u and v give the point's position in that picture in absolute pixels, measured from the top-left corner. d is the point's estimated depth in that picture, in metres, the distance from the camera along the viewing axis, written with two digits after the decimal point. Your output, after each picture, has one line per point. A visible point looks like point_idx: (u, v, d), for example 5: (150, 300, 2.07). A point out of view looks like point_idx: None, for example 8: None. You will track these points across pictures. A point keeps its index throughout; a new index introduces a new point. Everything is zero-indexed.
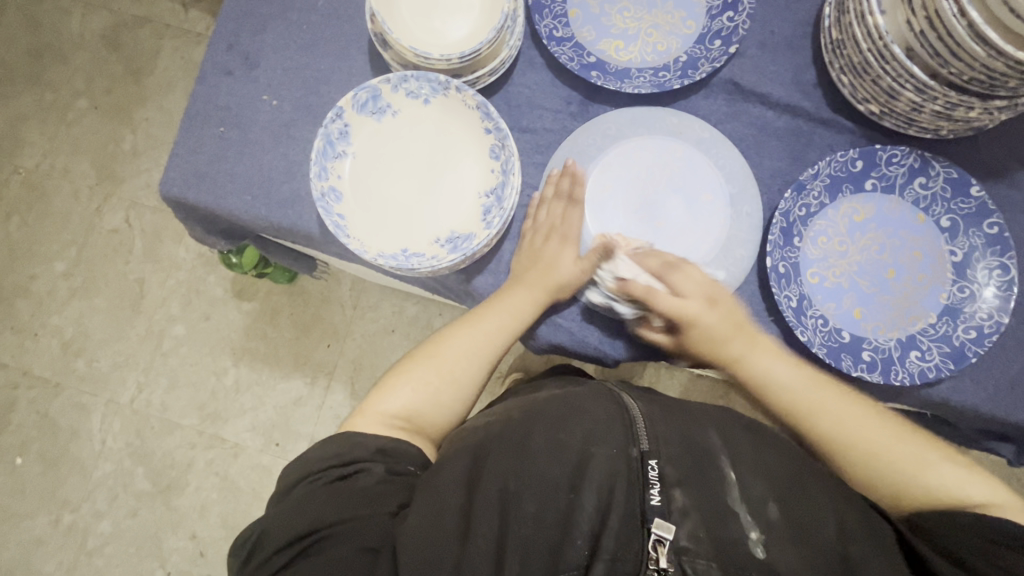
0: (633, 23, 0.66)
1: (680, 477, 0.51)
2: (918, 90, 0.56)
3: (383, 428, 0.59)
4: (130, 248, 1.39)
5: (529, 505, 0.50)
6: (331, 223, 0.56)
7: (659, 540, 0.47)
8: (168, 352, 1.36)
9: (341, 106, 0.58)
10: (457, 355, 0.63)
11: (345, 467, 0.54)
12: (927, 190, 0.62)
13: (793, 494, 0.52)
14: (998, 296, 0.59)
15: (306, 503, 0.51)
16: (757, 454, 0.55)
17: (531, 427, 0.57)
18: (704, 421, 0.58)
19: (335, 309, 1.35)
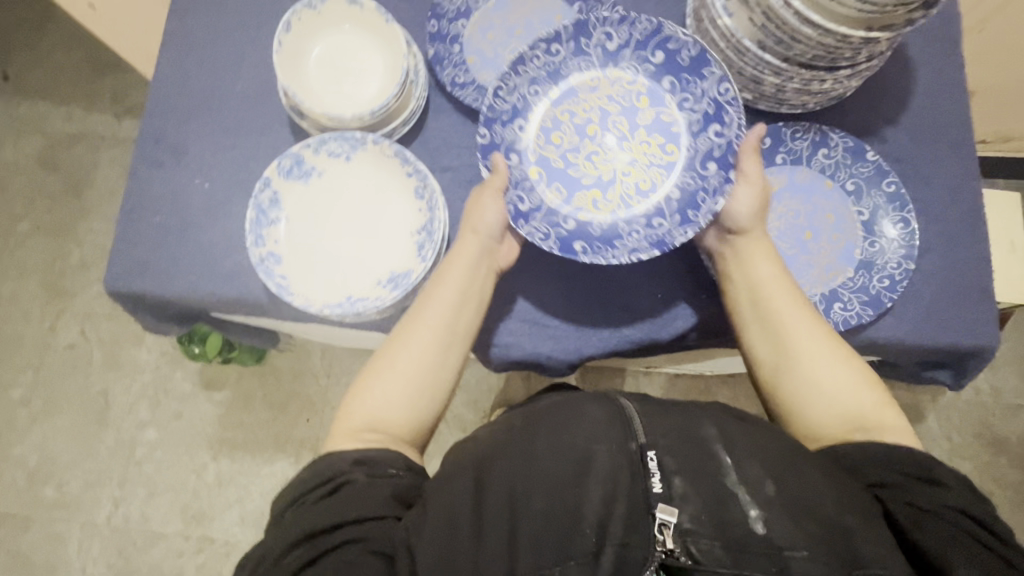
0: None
1: (680, 465, 0.48)
2: (776, 74, 0.62)
3: (360, 441, 0.56)
4: (89, 360, 1.50)
5: (537, 502, 0.48)
6: (274, 285, 0.58)
7: (663, 524, 0.45)
8: (142, 459, 1.47)
9: (267, 176, 0.61)
10: (419, 342, 0.59)
11: (327, 484, 0.52)
12: (831, 159, 0.67)
13: (794, 468, 0.49)
14: (902, 243, 0.65)
15: (302, 518, 0.51)
16: (752, 438, 0.51)
17: (529, 429, 0.53)
18: (702, 410, 0.54)
19: (310, 380, 1.49)
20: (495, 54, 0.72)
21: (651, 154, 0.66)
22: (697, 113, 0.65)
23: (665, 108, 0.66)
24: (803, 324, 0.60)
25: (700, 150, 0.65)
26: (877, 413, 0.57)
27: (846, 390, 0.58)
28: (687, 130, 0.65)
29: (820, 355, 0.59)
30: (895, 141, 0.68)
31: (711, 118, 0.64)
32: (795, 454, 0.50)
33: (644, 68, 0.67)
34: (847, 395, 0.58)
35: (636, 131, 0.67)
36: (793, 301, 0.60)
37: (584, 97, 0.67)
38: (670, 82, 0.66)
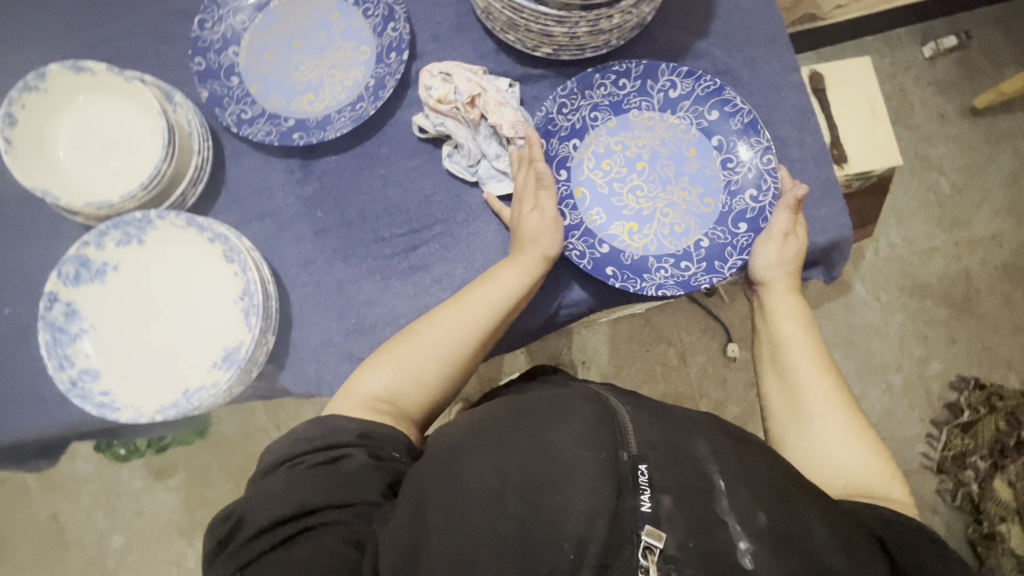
0: (314, 71, 0.65)
1: (670, 482, 0.47)
2: (561, 22, 0.58)
3: (362, 411, 0.55)
4: (27, 490, 1.43)
5: (512, 505, 0.47)
6: (93, 407, 0.53)
7: (648, 548, 0.44)
8: (115, 568, 1.41)
9: (51, 289, 0.55)
10: (444, 332, 0.59)
11: (328, 453, 0.51)
12: (676, 101, 0.65)
13: (787, 496, 0.47)
14: (760, 170, 0.62)
15: (297, 484, 0.48)
16: (742, 459, 0.50)
17: (508, 428, 0.52)
18: (697, 427, 0.53)
19: (260, 437, 1.44)
20: (279, 77, 0.65)
21: (687, 202, 0.64)
22: (740, 174, 0.63)
23: (711, 160, 0.64)
24: (820, 374, 0.61)
25: (734, 208, 0.63)
26: (882, 487, 0.55)
27: (854, 454, 0.57)
28: (726, 185, 0.63)
29: (827, 406, 0.59)
30: (709, 55, 0.66)
31: (745, 175, 0.63)
32: (791, 486, 0.49)
33: (697, 121, 0.64)
34: (851, 458, 0.57)
35: (680, 177, 0.64)
36: (814, 354, 0.62)
37: (639, 134, 0.65)
38: (719, 141, 0.64)
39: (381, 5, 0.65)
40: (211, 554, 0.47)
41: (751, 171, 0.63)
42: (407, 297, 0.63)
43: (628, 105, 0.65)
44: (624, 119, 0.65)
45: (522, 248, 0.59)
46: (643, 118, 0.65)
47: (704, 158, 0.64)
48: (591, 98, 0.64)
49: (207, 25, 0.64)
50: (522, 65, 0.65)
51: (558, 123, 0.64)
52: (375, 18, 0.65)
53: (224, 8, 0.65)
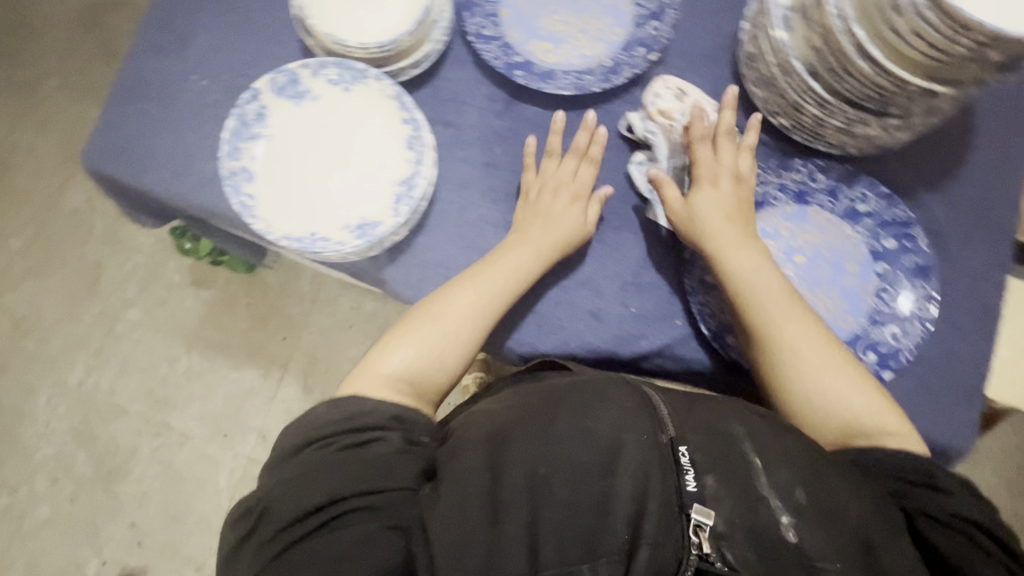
0: (565, 26, 0.66)
1: (710, 465, 0.48)
2: (819, 106, 0.56)
3: (382, 386, 0.57)
4: (90, 229, 1.53)
5: (562, 489, 0.46)
6: (237, 203, 0.56)
7: (699, 525, 0.45)
8: (120, 335, 1.50)
9: (257, 87, 0.58)
10: (461, 312, 0.59)
11: (358, 433, 0.51)
12: (860, 212, 0.61)
13: (818, 471, 0.49)
14: (915, 316, 0.60)
15: (330, 469, 0.48)
16: (777, 438, 0.51)
17: (551, 409, 0.52)
18: (731, 406, 0.54)
19: (294, 300, 1.50)
20: (530, 16, 0.66)
21: (829, 311, 0.61)
22: (894, 309, 0.60)
23: (868, 283, 0.61)
24: (784, 313, 0.57)
25: (871, 337, 0.60)
26: (867, 414, 0.55)
27: (829, 376, 0.56)
28: (874, 314, 0.60)
29: (802, 333, 0.56)
30: (927, 209, 0.62)
31: (897, 314, 0.60)
32: (828, 467, 0.49)
33: (872, 242, 0.61)
34: (825, 381, 0.56)
35: (832, 285, 0.61)
36: (774, 294, 0.57)
37: (810, 229, 0.62)
38: (885, 269, 0.61)
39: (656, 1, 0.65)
40: (240, 553, 0.47)
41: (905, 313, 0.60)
42: None
43: (812, 196, 0.62)
44: (802, 208, 0.62)
45: (541, 238, 0.61)
46: (821, 218, 0.62)
47: (864, 279, 0.61)
48: (783, 176, 0.62)
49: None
50: (750, 121, 0.63)
51: None
52: (644, 8, 0.65)
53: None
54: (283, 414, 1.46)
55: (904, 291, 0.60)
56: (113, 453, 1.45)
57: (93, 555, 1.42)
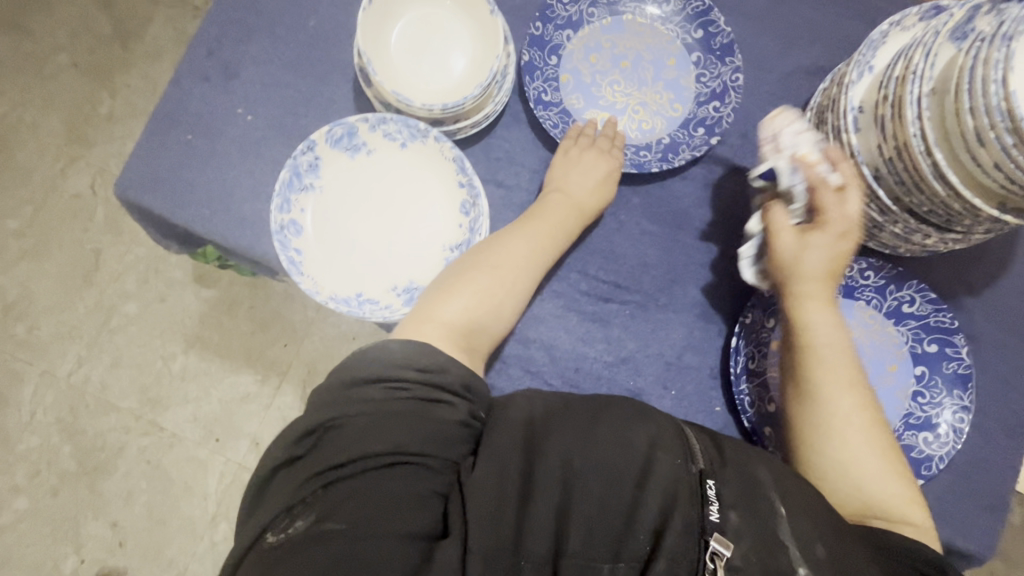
0: (624, 97, 0.65)
1: (737, 500, 0.45)
2: (880, 212, 0.55)
3: (450, 340, 0.51)
4: (91, 215, 1.35)
5: (594, 485, 0.46)
6: (285, 259, 0.54)
7: (715, 553, 0.42)
8: (115, 329, 1.31)
9: (313, 138, 0.56)
10: (518, 259, 0.56)
11: (427, 387, 0.47)
12: (905, 315, 0.62)
13: (840, 533, 0.45)
14: (951, 426, 0.59)
15: (392, 421, 0.45)
16: (802, 483, 0.48)
17: (593, 417, 0.50)
18: (760, 453, 0.51)
19: (298, 307, 1.30)
20: (591, 83, 0.66)
21: None
22: (929, 415, 0.60)
23: (905, 385, 0.61)
24: (845, 377, 0.54)
25: (902, 440, 0.60)
26: (889, 500, 0.52)
27: (871, 458, 0.53)
28: (909, 417, 0.60)
29: (853, 407, 0.54)
30: (969, 315, 0.63)
31: (934, 420, 0.60)
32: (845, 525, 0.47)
33: (913, 345, 0.61)
34: (860, 459, 0.52)
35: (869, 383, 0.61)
36: (842, 352, 0.55)
37: (854, 325, 0.62)
38: (922, 372, 0.61)
39: (720, 80, 0.64)
40: (281, 476, 0.45)
41: (942, 420, 0.60)
42: (572, 338, 0.62)
43: (860, 293, 0.62)
44: (848, 303, 0.62)
45: (582, 195, 0.61)
46: (866, 313, 0.62)
47: (902, 381, 0.61)
48: None
49: (564, 1, 0.64)
50: None
51: None
52: (707, 86, 0.64)
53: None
54: (278, 425, 1.27)
55: (942, 399, 0.60)
56: (99, 450, 1.26)
57: (70, 551, 1.22)
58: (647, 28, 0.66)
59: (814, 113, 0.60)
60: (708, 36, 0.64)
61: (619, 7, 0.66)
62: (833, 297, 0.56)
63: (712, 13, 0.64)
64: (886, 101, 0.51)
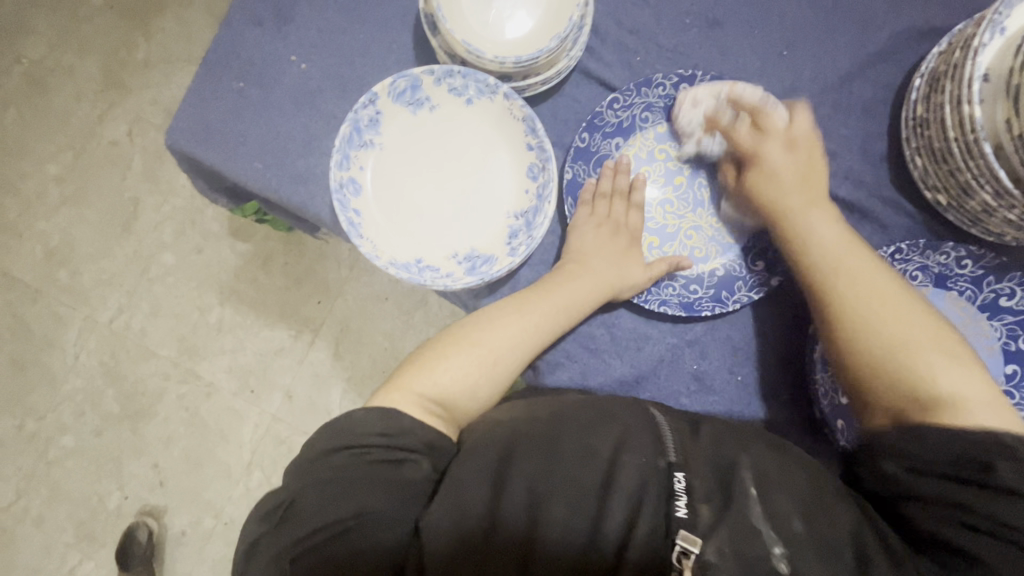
0: (678, 220, 0.62)
1: (710, 490, 0.44)
2: (995, 194, 0.49)
3: (421, 411, 0.50)
4: (129, 163, 1.34)
5: (557, 509, 0.44)
6: (345, 219, 0.52)
7: (684, 552, 0.41)
8: (154, 278, 1.32)
9: (375, 91, 0.52)
10: (501, 344, 0.54)
11: (393, 450, 0.46)
12: (1000, 309, 0.57)
13: (824, 504, 0.44)
14: None
15: (341, 487, 0.44)
16: (780, 463, 0.46)
17: (550, 428, 0.48)
18: (733, 427, 0.49)
19: (332, 264, 1.29)
20: (672, 42, 0.60)
21: None
22: (1016, 417, 0.56)
23: (992, 383, 0.57)
24: (864, 279, 0.51)
25: None
26: (945, 377, 0.47)
27: (906, 327, 0.49)
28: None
29: (879, 285, 0.50)
30: None
31: None
32: (829, 490, 0.45)
33: (1008, 341, 0.56)
34: (898, 330, 0.49)
35: None
36: (840, 253, 0.52)
37: (943, 317, 0.58)
38: (1014, 372, 0.56)
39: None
40: (263, 543, 0.43)
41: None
42: (636, 317, 0.60)
43: (952, 283, 0.57)
44: (938, 293, 0.58)
45: (601, 267, 0.57)
46: (958, 305, 0.57)
47: (991, 380, 0.57)
48: (927, 256, 0.57)
49: (617, 105, 0.59)
50: (896, 188, 0.59)
51: None
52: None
53: (642, 98, 0.59)
54: (311, 381, 1.27)
55: None
56: (141, 395, 1.29)
57: (115, 488, 1.27)
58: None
59: (925, 79, 0.55)
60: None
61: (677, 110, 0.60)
62: (816, 197, 0.55)
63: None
64: None
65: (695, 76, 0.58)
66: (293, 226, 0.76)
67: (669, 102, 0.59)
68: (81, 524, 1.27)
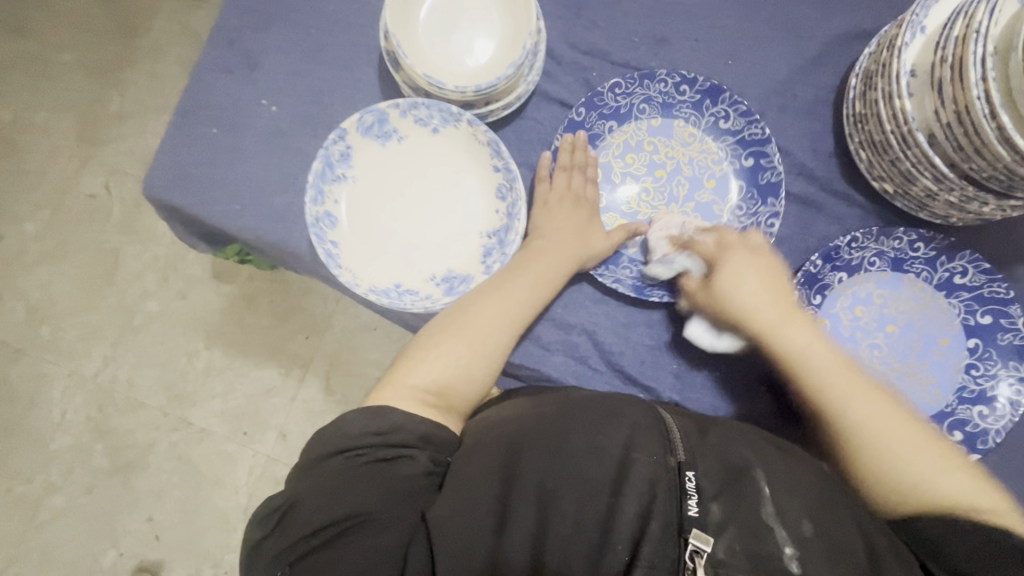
0: (650, 208, 0.64)
1: (718, 489, 0.45)
2: (935, 179, 0.53)
3: (412, 403, 0.50)
4: (107, 216, 1.34)
5: (568, 506, 0.44)
6: (323, 251, 0.54)
7: (696, 551, 0.41)
8: (139, 327, 1.31)
9: (345, 127, 0.55)
10: (491, 322, 0.54)
11: (389, 449, 0.46)
12: (956, 287, 0.59)
13: (834, 507, 0.45)
14: (1010, 400, 0.57)
15: (337, 490, 0.44)
16: (791, 467, 0.47)
17: (559, 424, 0.49)
18: (746, 432, 0.51)
19: (318, 298, 1.30)
20: (624, 60, 0.64)
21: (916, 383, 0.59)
22: (984, 388, 0.58)
23: (958, 357, 0.59)
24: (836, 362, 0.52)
25: (957, 413, 0.58)
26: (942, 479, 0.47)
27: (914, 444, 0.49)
28: (963, 391, 0.59)
29: (849, 376, 0.51)
30: None
31: (989, 394, 0.58)
32: (837, 494, 0.46)
33: (965, 317, 0.59)
34: (869, 407, 0.50)
35: (921, 357, 0.60)
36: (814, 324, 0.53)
37: (903, 300, 0.61)
38: (977, 345, 0.59)
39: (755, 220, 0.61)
40: (268, 545, 0.43)
41: (998, 393, 0.58)
42: (613, 322, 0.62)
43: (908, 266, 0.60)
44: (896, 278, 0.61)
45: (569, 244, 0.57)
46: (915, 286, 0.61)
47: (957, 355, 0.59)
48: (882, 243, 0.60)
49: (617, 90, 0.62)
50: (846, 180, 0.62)
51: (842, 254, 0.60)
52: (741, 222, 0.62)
53: (643, 89, 0.63)
54: (304, 417, 1.26)
55: (999, 370, 0.58)
56: (131, 447, 1.27)
57: (108, 546, 1.24)
58: (697, 137, 0.64)
59: (860, 78, 0.58)
60: (758, 167, 0.62)
61: (674, 110, 0.63)
62: (793, 261, 0.56)
63: (768, 145, 0.61)
64: (943, 63, 0.49)
65: (696, 81, 0.61)
66: (274, 264, 0.77)
67: (668, 100, 0.63)
68: None
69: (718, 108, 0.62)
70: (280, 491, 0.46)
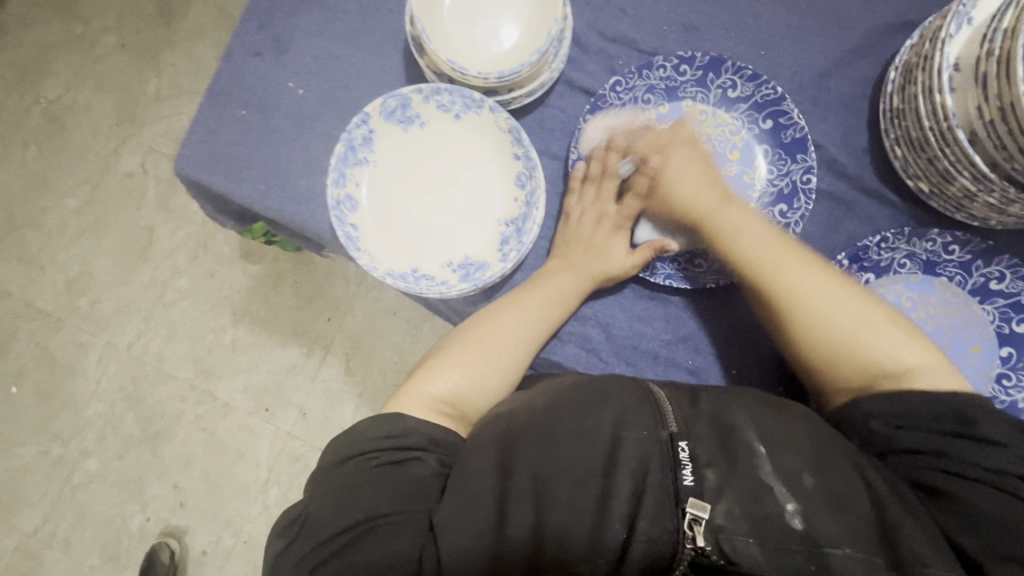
0: None
1: (713, 457, 0.44)
2: (974, 179, 0.50)
3: (428, 411, 0.51)
4: (143, 194, 1.39)
5: (562, 490, 0.44)
6: (342, 233, 0.54)
7: (694, 519, 0.41)
8: (169, 303, 1.36)
9: (368, 111, 0.55)
10: (505, 338, 0.56)
11: (398, 451, 0.47)
12: (990, 293, 0.57)
13: (834, 460, 0.44)
14: None
15: (351, 494, 0.44)
16: (788, 424, 0.46)
17: (550, 413, 0.48)
18: (738, 396, 0.50)
19: (341, 282, 1.32)
20: (651, 49, 0.62)
21: None
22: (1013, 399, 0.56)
23: (987, 367, 0.57)
24: (799, 274, 0.54)
25: None
26: (878, 346, 0.51)
27: (853, 312, 0.52)
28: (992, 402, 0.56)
29: (810, 283, 0.53)
30: None
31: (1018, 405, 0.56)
32: (838, 452, 0.45)
33: (999, 324, 0.57)
34: (833, 321, 0.52)
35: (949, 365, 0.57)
36: (768, 245, 0.55)
37: (935, 304, 0.58)
38: (1009, 354, 0.57)
39: (789, 180, 0.59)
40: (287, 556, 0.44)
41: None
42: (629, 314, 0.61)
43: (941, 269, 0.58)
44: (929, 282, 0.58)
45: (586, 261, 0.59)
46: (947, 290, 0.58)
47: (989, 364, 0.57)
48: (914, 244, 0.58)
49: (618, 88, 0.61)
50: (880, 179, 0.60)
51: (870, 255, 0.58)
52: (775, 184, 0.60)
53: (644, 79, 0.61)
54: (324, 397, 1.29)
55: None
56: (160, 417, 1.32)
57: (137, 510, 1.30)
58: (709, 114, 0.62)
59: (899, 72, 0.56)
60: (778, 126, 0.60)
61: (679, 91, 0.62)
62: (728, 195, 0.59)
63: (785, 103, 0.59)
64: (990, 57, 0.46)
65: (693, 57, 0.60)
66: (299, 246, 0.78)
67: (671, 83, 0.61)
68: (105, 547, 1.29)
69: (722, 80, 0.60)
70: (298, 501, 0.47)
